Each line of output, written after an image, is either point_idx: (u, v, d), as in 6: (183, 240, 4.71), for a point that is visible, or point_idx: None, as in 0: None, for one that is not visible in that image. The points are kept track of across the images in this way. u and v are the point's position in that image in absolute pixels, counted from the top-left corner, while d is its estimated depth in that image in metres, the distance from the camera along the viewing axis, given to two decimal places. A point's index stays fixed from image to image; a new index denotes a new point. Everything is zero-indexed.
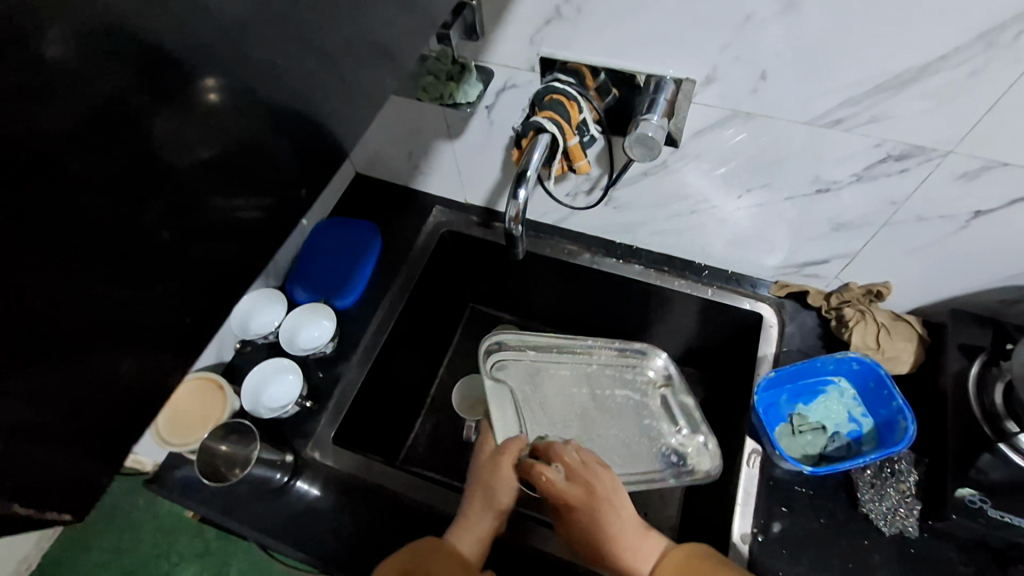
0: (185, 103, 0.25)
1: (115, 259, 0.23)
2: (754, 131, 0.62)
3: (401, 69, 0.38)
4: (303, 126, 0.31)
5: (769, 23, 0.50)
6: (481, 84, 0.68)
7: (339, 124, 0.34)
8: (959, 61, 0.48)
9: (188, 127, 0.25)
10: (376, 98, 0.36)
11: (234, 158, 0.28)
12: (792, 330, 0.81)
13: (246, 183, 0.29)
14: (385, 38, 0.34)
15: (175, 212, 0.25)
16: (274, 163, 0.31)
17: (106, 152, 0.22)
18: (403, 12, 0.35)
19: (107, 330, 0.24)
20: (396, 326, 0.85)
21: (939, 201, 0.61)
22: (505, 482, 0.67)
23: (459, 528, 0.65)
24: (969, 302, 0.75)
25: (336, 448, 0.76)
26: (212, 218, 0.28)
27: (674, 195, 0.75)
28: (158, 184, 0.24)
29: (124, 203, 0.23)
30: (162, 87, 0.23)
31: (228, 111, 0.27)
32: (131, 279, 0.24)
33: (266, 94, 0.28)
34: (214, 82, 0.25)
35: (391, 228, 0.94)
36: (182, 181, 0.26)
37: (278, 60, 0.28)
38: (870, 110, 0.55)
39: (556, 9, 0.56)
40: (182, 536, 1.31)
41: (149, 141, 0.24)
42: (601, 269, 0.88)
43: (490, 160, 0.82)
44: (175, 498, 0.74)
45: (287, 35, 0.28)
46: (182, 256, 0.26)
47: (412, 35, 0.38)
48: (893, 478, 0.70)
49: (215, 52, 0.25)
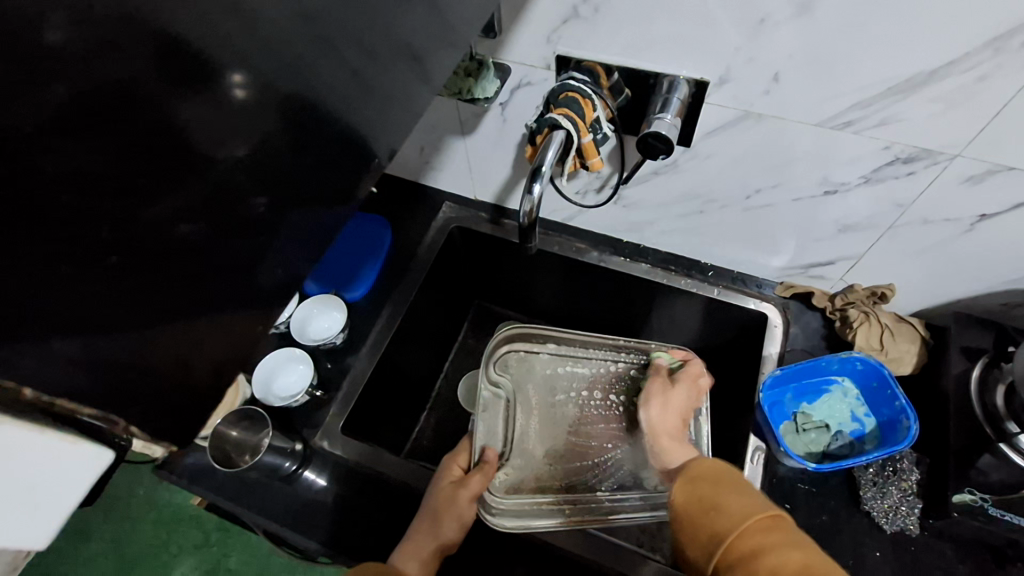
0: (216, 93, 0.25)
1: (150, 238, 0.24)
2: (764, 133, 0.63)
3: (430, 70, 0.39)
4: (335, 119, 0.32)
5: (783, 26, 0.51)
6: (498, 81, 0.69)
7: (371, 118, 0.35)
8: (967, 66, 0.49)
9: (224, 114, 0.26)
10: (405, 97, 0.37)
11: (271, 146, 0.29)
12: (796, 330, 0.83)
13: (285, 174, 0.30)
14: (414, 39, 0.36)
15: (209, 197, 0.26)
16: (309, 157, 0.32)
17: (141, 139, 0.23)
18: (433, 14, 0.37)
19: (144, 302, 0.25)
20: (405, 319, 0.86)
21: (943, 204, 0.63)
22: (456, 515, 0.64)
23: (404, 550, 0.64)
24: (972, 306, 0.77)
25: (344, 438, 0.77)
26: (242, 214, 0.28)
27: (683, 194, 0.76)
28: (194, 168, 0.25)
29: (159, 185, 0.24)
30: (195, 73, 0.24)
31: (258, 101, 0.27)
32: (167, 257, 0.25)
33: (300, 87, 0.29)
34: (240, 78, 0.26)
35: (403, 224, 0.95)
36: (219, 167, 0.26)
37: (309, 53, 0.29)
38: (879, 114, 0.56)
39: (573, 7, 0.57)
40: (182, 527, 1.32)
41: (187, 126, 0.24)
42: (608, 267, 0.89)
43: (502, 156, 0.83)
44: (184, 484, 0.75)
45: (320, 25, 0.29)
46: (215, 237, 0.27)
47: (441, 37, 0.39)
48: (895, 477, 0.71)
49: (245, 47, 0.26)
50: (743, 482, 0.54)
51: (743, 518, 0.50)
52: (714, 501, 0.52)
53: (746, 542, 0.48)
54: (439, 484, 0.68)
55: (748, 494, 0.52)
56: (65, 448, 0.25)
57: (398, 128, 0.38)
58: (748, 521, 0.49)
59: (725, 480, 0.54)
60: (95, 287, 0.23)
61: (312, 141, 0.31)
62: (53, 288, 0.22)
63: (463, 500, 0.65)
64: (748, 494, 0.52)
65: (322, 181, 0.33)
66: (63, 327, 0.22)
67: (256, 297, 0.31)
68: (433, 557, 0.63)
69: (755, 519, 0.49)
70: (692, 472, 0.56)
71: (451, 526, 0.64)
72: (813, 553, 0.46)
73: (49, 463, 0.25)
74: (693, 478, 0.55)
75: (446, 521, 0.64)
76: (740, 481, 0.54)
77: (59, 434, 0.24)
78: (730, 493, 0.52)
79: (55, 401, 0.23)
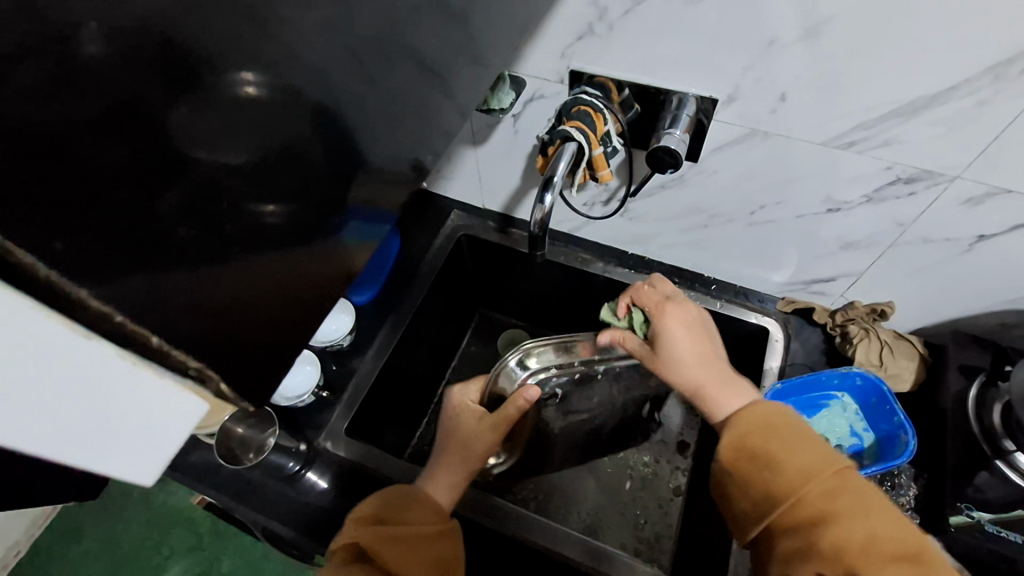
0: (219, 87, 0.23)
1: (156, 243, 0.21)
2: (769, 150, 0.65)
3: (463, 94, 0.40)
4: (363, 132, 0.31)
5: (792, 47, 0.53)
6: (513, 93, 0.70)
7: (410, 127, 0.35)
8: (967, 92, 0.51)
9: (211, 114, 0.23)
10: (439, 119, 0.38)
11: (294, 151, 0.27)
12: (796, 345, 0.84)
13: (310, 178, 0.28)
14: (452, 63, 0.37)
15: (208, 196, 0.23)
16: (347, 167, 0.31)
17: (143, 131, 0.20)
18: (470, 40, 0.38)
19: (182, 302, 0.23)
20: (411, 324, 0.87)
21: (944, 224, 0.64)
22: (475, 429, 0.69)
23: (434, 478, 0.67)
24: (970, 326, 0.78)
25: (348, 439, 0.78)
26: (249, 224, 0.26)
27: (690, 208, 0.78)
28: (179, 173, 0.22)
29: (145, 187, 0.21)
30: (189, 71, 0.22)
31: (273, 103, 0.25)
32: (174, 264, 0.22)
33: (330, 95, 0.28)
34: (252, 76, 0.24)
35: (412, 230, 0.96)
36: (207, 174, 0.23)
37: (325, 56, 0.27)
38: (884, 134, 0.57)
39: (589, 25, 0.60)
40: (174, 529, 1.31)
41: (167, 129, 0.21)
42: (613, 277, 0.90)
43: (512, 167, 0.85)
44: (187, 481, 0.75)
45: (345, 28, 0.28)
46: (209, 243, 0.24)
47: (476, 60, 0.40)
48: (892, 491, 0.73)
49: (268, 46, 0.24)
50: (802, 429, 0.52)
51: (804, 479, 0.49)
52: (770, 456, 0.51)
53: (806, 507, 0.48)
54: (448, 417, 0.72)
55: (811, 446, 0.51)
56: (177, 391, 0.25)
57: (428, 139, 0.37)
58: (810, 483, 0.48)
59: (779, 427, 0.52)
60: (119, 289, 0.21)
61: (348, 148, 0.30)
62: (80, 280, 0.20)
63: (484, 427, 0.69)
64: (811, 444, 0.51)
65: (364, 189, 0.33)
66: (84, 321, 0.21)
67: (282, 307, 0.28)
68: (461, 482, 0.67)
69: (819, 481, 0.48)
70: (747, 421, 0.53)
71: (480, 444, 0.68)
72: (871, 522, 0.46)
73: (168, 398, 0.25)
74: (754, 439, 0.52)
75: (477, 444, 0.68)
76: (801, 429, 0.52)
77: (174, 381, 0.24)
78: (788, 448, 0.51)
79: (172, 351, 0.23)
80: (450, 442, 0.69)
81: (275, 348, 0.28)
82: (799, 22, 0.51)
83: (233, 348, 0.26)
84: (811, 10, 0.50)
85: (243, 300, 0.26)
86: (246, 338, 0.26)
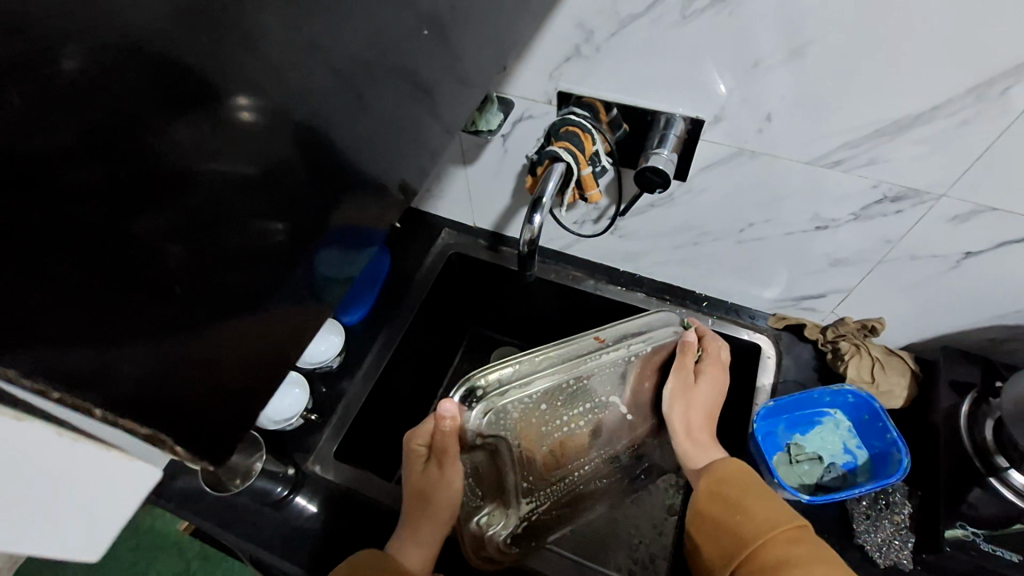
0: (217, 115, 0.23)
1: (141, 264, 0.22)
2: (756, 169, 0.65)
3: (450, 123, 0.40)
4: (346, 161, 0.30)
5: (776, 68, 0.54)
6: (501, 115, 0.70)
7: (400, 154, 0.34)
8: (950, 111, 0.51)
9: (217, 136, 0.23)
10: (427, 149, 0.38)
11: (285, 176, 0.27)
12: (788, 362, 0.83)
13: (300, 201, 0.28)
14: (439, 93, 0.37)
15: (199, 215, 0.23)
16: (343, 192, 0.31)
17: (132, 155, 0.20)
18: (456, 65, 0.38)
19: (171, 325, 0.23)
20: (400, 344, 0.87)
21: (931, 243, 0.65)
22: (445, 484, 0.68)
23: (408, 540, 0.67)
24: (962, 341, 0.78)
25: (337, 463, 0.77)
26: (245, 244, 0.25)
27: (679, 226, 0.78)
28: (166, 194, 0.22)
29: (127, 210, 0.21)
30: (186, 93, 0.22)
31: (264, 128, 0.25)
32: (164, 283, 0.22)
33: (317, 116, 0.27)
34: (246, 100, 0.24)
35: (402, 249, 0.96)
36: (206, 194, 0.23)
37: (306, 81, 0.26)
38: (867, 153, 0.58)
39: (576, 46, 0.60)
40: (162, 555, 1.28)
41: (161, 150, 0.21)
42: (604, 295, 0.90)
43: (501, 186, 0.85)
44: (171, 508, 0.73)
45: (329, 55, 0.27)
46: (205, 265, 0.24)
47: (463, 85, 0.40)
48: (887, 510, 0.72)
49: (255, 69, 0.24)
50: (761, 486, 0.62)
51: (766, 527, 0.57)
52: (736, 503, 0.60)
53: (772, 547, 0.56)
54: (410, 467, 0.70)
55: (773, 501, 0.60)
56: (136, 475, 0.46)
57: (415, 164, 0.36)
58: (774, 529, 0.57)
59: (744, 480, 0.62)
60: (94, 311, 0.21)
61: (334, 171, 0.29)
62: (53, 302, 0.19)
63: (445, 476, 0.68)
64: (766, 499, 0.60)
65: (349, 213, 0.32)
66: (68, 351, 0.20)
67: (278, 328, 0.28)
68: (431, 543, 0.67)
69: (780, 530, 0.57)
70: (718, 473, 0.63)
71: (447, 501, 0.68)
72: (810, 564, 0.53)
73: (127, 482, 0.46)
74: (717, 483, 0.62)
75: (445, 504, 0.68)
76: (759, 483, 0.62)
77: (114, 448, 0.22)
78: (752, 497, 0.60)
79: (120, 421, 0.22)
80: (412, 499, 0.68)
81: (261, 372, 0.28)
82: (782, 43, 0.52)
83: (226, 376, 0.26)
84: (794, 31, 0.50)
85: (238, 317, 0.26)
86: (228, 359, 0.26)
